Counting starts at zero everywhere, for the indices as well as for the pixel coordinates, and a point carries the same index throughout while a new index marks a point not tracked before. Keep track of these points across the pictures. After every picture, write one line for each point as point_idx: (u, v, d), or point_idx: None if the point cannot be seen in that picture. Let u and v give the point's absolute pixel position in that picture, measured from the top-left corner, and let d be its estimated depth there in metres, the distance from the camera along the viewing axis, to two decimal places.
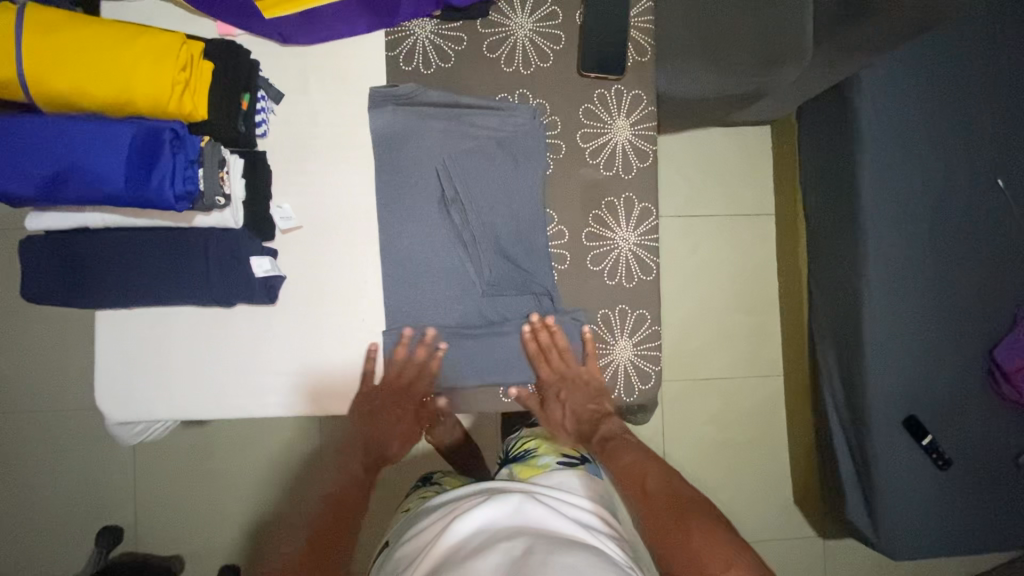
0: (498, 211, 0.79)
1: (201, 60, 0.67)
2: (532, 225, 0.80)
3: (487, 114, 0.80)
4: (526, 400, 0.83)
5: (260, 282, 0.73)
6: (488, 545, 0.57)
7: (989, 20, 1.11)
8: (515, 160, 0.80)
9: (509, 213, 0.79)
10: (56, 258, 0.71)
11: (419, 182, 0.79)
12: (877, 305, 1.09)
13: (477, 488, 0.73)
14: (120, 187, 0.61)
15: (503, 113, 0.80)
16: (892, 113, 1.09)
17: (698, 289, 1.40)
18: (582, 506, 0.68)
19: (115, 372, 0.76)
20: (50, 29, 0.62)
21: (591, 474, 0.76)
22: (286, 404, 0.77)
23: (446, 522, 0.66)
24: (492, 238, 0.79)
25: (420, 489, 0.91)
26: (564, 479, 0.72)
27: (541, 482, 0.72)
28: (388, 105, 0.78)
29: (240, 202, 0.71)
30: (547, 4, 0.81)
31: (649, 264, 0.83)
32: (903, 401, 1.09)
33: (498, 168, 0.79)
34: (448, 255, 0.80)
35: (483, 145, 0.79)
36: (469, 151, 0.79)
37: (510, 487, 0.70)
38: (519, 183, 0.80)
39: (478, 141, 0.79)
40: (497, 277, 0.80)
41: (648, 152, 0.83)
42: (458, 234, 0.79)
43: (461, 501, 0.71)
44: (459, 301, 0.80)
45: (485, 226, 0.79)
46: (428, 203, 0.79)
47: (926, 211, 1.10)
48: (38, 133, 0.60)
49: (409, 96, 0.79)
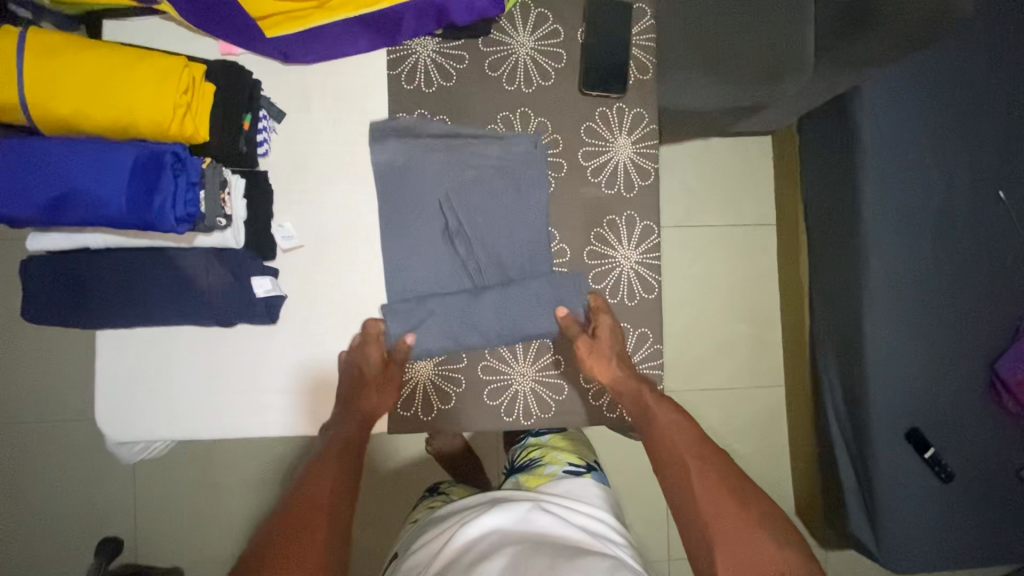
0: (503, 239, 0.79)
1: (204, 82, 0.67)
2: (535, 244, 0.80)
3: (488, 143, 0.80)
4: (568, 329, 0.79)
5: (261, 302, 0.73)
6: (493, 552, 0.58)
7: (989, 33, 1.11)
8: (517, 189, 0.80)
9: (514, 246, 0.80)
10: (54, 278, 0.70)
11: (421, 214, 0.79)
12: (880, 319, 1.08)
13: (483, 497, 0.74)
14: (123, 211, 0.61)
15: (503, 142, 0.80)
16: (894, 126, 1.09)
17: (700, 299, 1.40)
18: (586, 513, 0.69)
19: (115, 389, 0.76)
20: (51, 52, 0.62)
21: (596, 480, 0.81)
22: (288, 422, 0.77)
23: (451, 531, 0.66)
24: (497, 266, 0.79)
25: (427, 499, 0.91)
26: (571, 485, 0.77)
27: (548, 490, 0.76)
28: (390, 139, 0.78)
29: (241, 222, 0.71)
30: (549, 21, 0.81)
31: (651, 282, 0.83)
32: (906, 416, 1.09)
33: (501, 196, 0.80)
34: (457, 295, 0.78)
35: (485, 174, 0.80)
36: (471, 181, 0.79)
37: (517, 496, 0.70)
38: (521, 213, 0.80)
39: (480, 171, 0.80)
40: (503, 319, 0.79)
41: (650, 170, 0.82)
42: (463, 265, 0.79)
43: (466, 511, 0.71)
44: (469, 321, 0.78)
45: (491, 258, 0.79)
46: (432, 234, 0.79)
47: (929, 224, 1.10)
48: (39, 157, 0.60)
49: (409, 127, 0.79)
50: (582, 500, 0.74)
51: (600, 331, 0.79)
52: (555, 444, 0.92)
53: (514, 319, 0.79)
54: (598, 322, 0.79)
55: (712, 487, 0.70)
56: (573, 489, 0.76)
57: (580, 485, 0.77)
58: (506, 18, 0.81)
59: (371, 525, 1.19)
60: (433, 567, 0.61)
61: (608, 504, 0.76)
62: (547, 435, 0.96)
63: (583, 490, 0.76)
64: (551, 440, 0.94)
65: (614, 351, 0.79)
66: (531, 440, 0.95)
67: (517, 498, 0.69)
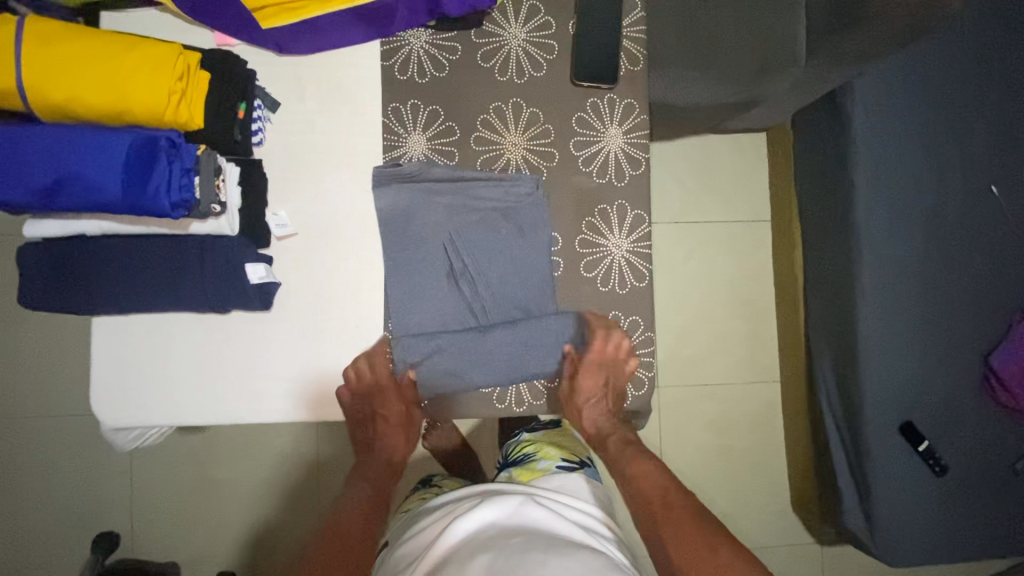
0: (508, 278, 0.81)
1: (198, 70, 0.68)
2: (531, 241, 0.81)
3: (489, 185, 0.81)
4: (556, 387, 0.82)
5: (255, 288, 0.74)
6: (484, 545, 0.57)
7: (979, 28, 1.12)
8: (521, 231, 0.81)
9: (519, 288, 0.81)
10: (51, 264, 0.71)
11: (426, 258, 0.80)
12: (873, 311, 1.09)
13: (477, 489, 0.74)
14: (118, 196, 0.62)
15: (505, 184, 0.81)
16: (885, 119, 1.10)
17: (695, 295, 1.41)
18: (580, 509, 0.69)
19: (112, 376, 0.77)
20: (49, 40, 0.63)
21: (588, 477, 0.81)
22: (282, 410, 0.77)
23: (444, 522, 0.67)
24: (501, 306, 0.81)
25: (420, 490, 0.91)
26: (563, 481, 0.77)
27: (540, 484, 0.76)
28: (392, 184, 0.79)
29: (236, 209, 0.72)
30: (541, 13, 0.83)
31: (642, 271, 0.83)
32: (899, 408, 1.09)
33: (504, 239, 0.80)
34: (463, 333, 0.80)
35: (489, 217, 0.81)
36: (474, 225, 0.80)
37: (510, 489, 0.70)
38: (525, 252, 0.81)
39: (483, 215, 0.80)
40: (512, 357, 0.80)
41: (641, 160, 0.83)
42: (469, 306, 0.81)
43: (459, 502, 0.71)
44: (477, 361, 0.80)
45: (496, 300, 0.81)
46: (430, 253, 0.80)
47: (921, 217, 1.11)
48: (37, 143, 0.61)
49: (411, 173, 0.80)
50: (573, 495, 0.74)
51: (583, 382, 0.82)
52: (549, 440, 0.92)
53: (523, 356, 0.80)
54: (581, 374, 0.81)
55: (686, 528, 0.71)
56: (565, 485, 0.76)
57: (572, 481, 0.77)
58: (498, 10, 0.82)
59: None
60: (423, 558, 0.61)
61: (600, 499, 0.77)
62: (541, 431, 0.96)
63: (576, 486, 0.77)
64: (544, 435, 0.94)
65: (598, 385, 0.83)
66: (525, 436, 0.96)
67: (510, 491, 0.69)
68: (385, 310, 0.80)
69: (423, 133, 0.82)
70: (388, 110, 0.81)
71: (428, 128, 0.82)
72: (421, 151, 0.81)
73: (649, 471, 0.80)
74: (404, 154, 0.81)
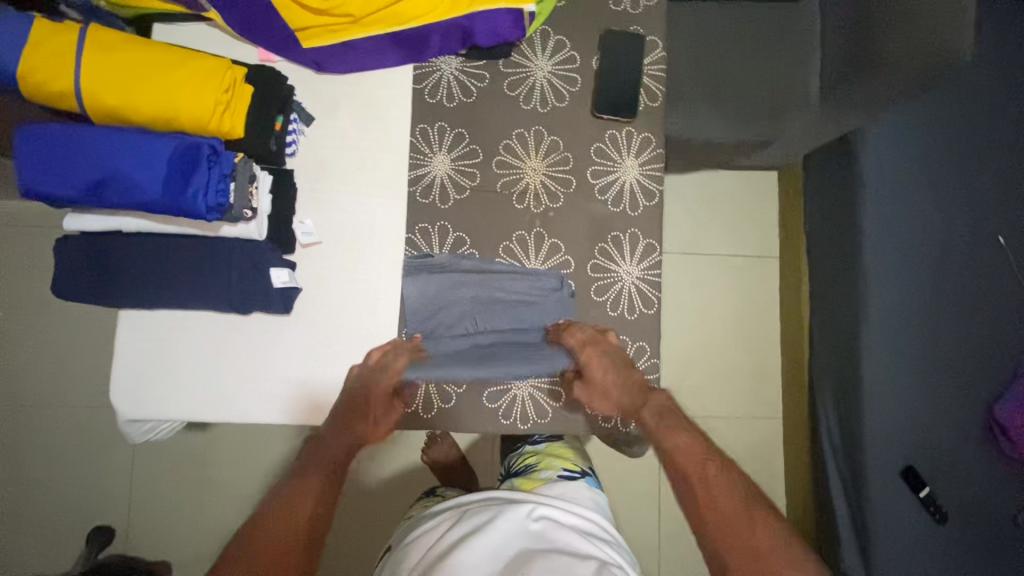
0: (514, 308, 0.84)
1: (243, 84, 0.72)
2: (544, 288, 0.84)
3: (513, 277, 0.84)
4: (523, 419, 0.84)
5: (278, 292, 0.76)
6: (488, 556, 0.59)
7: (989, 83, 1.16)
8: (528, 301, 0.84)
9: (508, 323, 0.84)
10: (84, 259, 0.74)
11: (446, 286, 0.82)
12: (877, 351, 1.10)
13: (474, 496, 0.76)
14: (158, 196, 0.65)
15: (528, 277, 0.84)
16: (893, 164, 1.13)
17: (700, 324, 1.43)
18: (585, 517, 0.70)
19: (127, 370, 0.78)
20: (107, 48, 0.67)
21: (590, 485, 0.81)
22: (288, 412, 0.79)
23: (448, 525, 0.68)
24: (507, 328, 0.84)
25: (425, 499, 0.92)
26: (564, 489, 0.77)
27: (541, 492, 0.76)
28: (421, 274, 0.82)
29: (265, 215, 0.75)
30: (566, 49, 0.87)
31: (651, 298, 0.85)
32: (898, 448, 1.10)
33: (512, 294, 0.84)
34: (472, 338, 0.83)
35: (506, 302, 0.84)
36: (488, 298, 0.83)
37: (515, 496, 0.71)
38: (535, 291, 0.84)
39: (502, 297, 0.83)
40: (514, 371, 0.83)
41: (655, 191, 0.86)
42: (479, 322, 0.83)
43: (462, 508, 0.73)
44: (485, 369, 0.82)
45: (502, 319, 0.83)
46: (453, 317, 0.83)
47: (926, 262, 1.13)
48: (87, 143, 0.65)
49: (443, 264, 0.83)
50: (575, 502, 0.74)
51: (591, 370, 0.79)
52: (553, 451, 0.91)
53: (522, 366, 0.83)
54: (588, 364, 0.79)
55: (727, 503, 0.64)
56: (567, 491, 0.76)
57: (573, 489, 0.77)
58: (526, 43, 0.87)
59: (359, 534, 1.17)
60: (427, 560, 0.63)
61: (601, 507, 0.77)
62: (544, 443, 0.95)
63: (576, 493, 0.77)
64: (547, 447, 0.93)
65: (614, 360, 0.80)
66: (528, 447, 0.95)
67: (515, 499, 0.70)
68: (401, 317, 0.83)
69: (447, 154, 0.85)
70: (415, 130, 0.85)
71: (453, 149, 0.85)
72: (445, 172, 0.84)
73: (686, 441, 0.72)
74: (428, 173, 0.85)
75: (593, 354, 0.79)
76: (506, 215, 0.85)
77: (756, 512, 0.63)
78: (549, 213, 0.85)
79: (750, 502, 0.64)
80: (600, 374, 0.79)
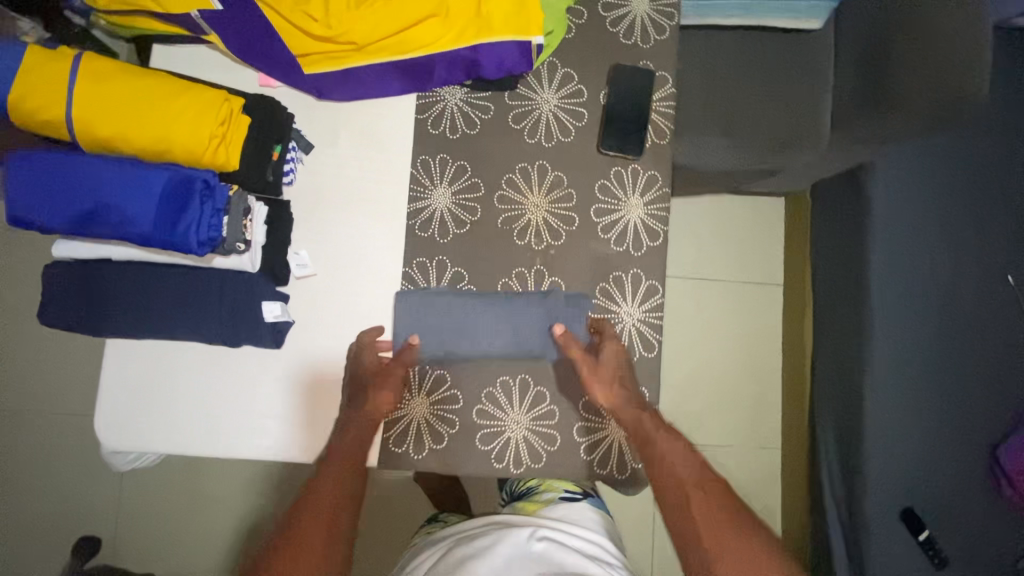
0: (506, 332, 0.80)
1: (241, 114, 0.70)
2: (538, 314, 0.81)
3: (510, 302, 0.81)
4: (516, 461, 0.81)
5: (269, 325, 0.74)
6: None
7: (1002, 121, 1.14)
8: (519, 326, 0.81)
9: (499, 347, 0.80)
10: (73, 287, 0.73)
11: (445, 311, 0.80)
12: (880, 392, 1.08)
13: (469, 525, 0.74)
14: (150, 231, 0.64)
15: (522, 303, 0.81)
16: (904, 200, 1.10)
17: (700, 353, 1.41)
18: (590, 540, 0.68)
19: (114, 399, 0.77)
20: (101, 77, 0.65)
21: (592, 506, 0.79)
22: (275, 447, 0.77)
23: (445, 553, 0.67)
24: (498, 353, 0.81)
25: (425, 526, 0.89)
26: (567, 510, 0.75)
27: (543, 514, 0.75)
28: (417, 308, 0.79)
29: (259, 246, 0.74)
30: (573, 82, 0.85)
31: (651, 341, 0.83)
32: (899, 493, 1.07)
33: (506, 317, 0.81)
34: (466, 356, 0.81)
35: (499, 326, 0.80)
36: (480, 320, 0.80)
37: (517, 520, 0.70)
38: (528, 316, 0.81)
39: (495, 319, 0.80)
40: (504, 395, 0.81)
41: (659, 232, 0.84)
42: (473, 342, 0.80)
43: (460, 535, 0.71)
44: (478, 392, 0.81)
45: (494, 342, 0.80)
46: (448, 338, 0.80)
47: (935, 302, 1.10)
48: (77, 175, 0.64)
49: (440, 298, 0.80)
50: (578, 524, 0.72)
51: (605, 356, 0.78)
52: None
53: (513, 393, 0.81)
54: (606, 349, 0.79)
55: (716, 517, 0.64)
56: (570, 512, 0.75)
57: (576, 510, 0.75)
58: (533, 75, 0.85)
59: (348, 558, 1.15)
60: None
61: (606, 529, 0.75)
62: None
63: (579, 514, 0.75)
64: None
65: (616, 366, 0.78)
66: None
67: (518, 522, 0.69)
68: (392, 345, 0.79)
69: (448, 187, 0.83)
70: (416, 161, 0.82)
71: (454, 182, 0.83)
72: (445, 206, 0.82)
73: (678, 452, 0.71)
74: (428, 207, 0.82)
75: (614, 342, 0.80)
76: (506, 250, 0.83)
77: (745, 528, 0.63)
78: (551, 250, 0.83)
79: (740, 516, 0.64)
80: (613, 362, 0.78)
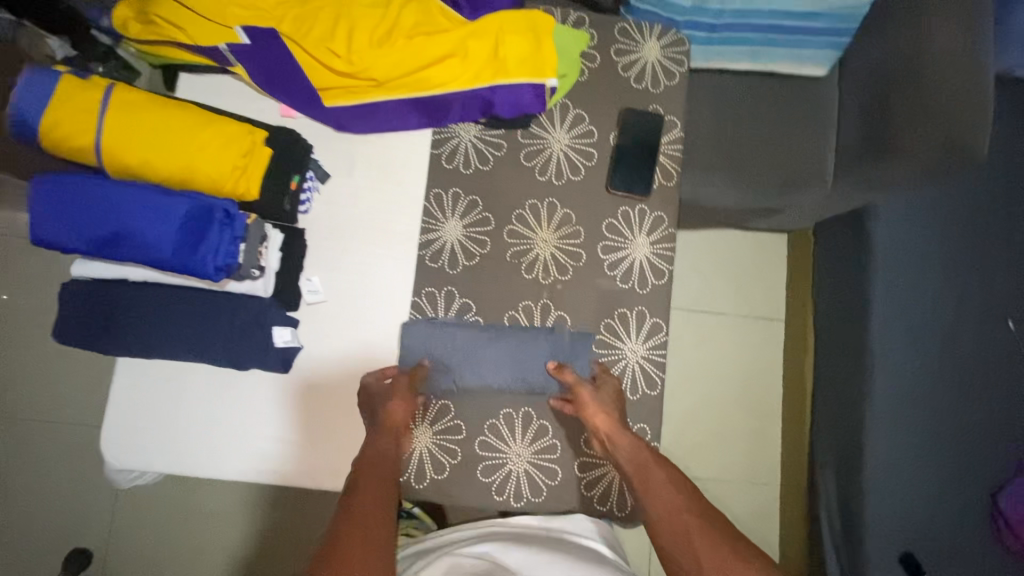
0: (509, 366, 0.81)
1: (263, 146, 0.72)
2: (541, 350, 0.82)
3: (515, 337, 0.82)
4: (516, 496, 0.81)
5: (278, 351, 0.76)
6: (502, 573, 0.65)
7: (1001, 167, 1.17)
8: (524, 361, 0.82)
9: (502, 380, 0.82)
10: (88, 306, 0.74)
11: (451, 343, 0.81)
12: (881, 434, 1.07)
13: (460, 533, 0.80)
14: (169, 255, 0.66)
15: (526, 338, 0.82)
16: (906, 242, 1.12)
17: (701, 387, 1.41)
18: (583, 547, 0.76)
19: (120, 418, 0.78)
20: (131, 107, 0.68)
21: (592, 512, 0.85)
22: (275, 471, 0.77)
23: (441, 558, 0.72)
24: (502, 387, 0.82)
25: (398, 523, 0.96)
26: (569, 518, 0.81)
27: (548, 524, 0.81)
28: (424, 338, 0.80)
29: (273, 272, 0.77)
30: (585, 122, 0.88)
31: (655, 379, 0.84)
32: (901, 537, 1.05)
33: (510, 351, 0.82)
34: (470, 389, 0.81)
35: (502, 360, 0.81)
36: (485, 353, 0.81)
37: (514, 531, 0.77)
38: (532, 351, 0.82)
39: (499, 353, 0.82)
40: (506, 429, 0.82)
41: (664, 271, 0.86)
42: (479, 375, 0.81)
43: (454, 544, 0.77)
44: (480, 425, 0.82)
45: (498, 375, 0.81)
46: (453, 370, 0.81)
47: (936, 345, 1.10)
48: (100, 199, 0.66)
49: (446, 331, 0.81)
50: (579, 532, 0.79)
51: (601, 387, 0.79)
52: None
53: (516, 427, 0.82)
54: (602, 379, 0.80)
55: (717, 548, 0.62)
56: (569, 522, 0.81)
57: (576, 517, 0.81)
58: (546, 114, 0.88)
59: None
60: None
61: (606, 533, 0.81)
62: None
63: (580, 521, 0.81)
64: None
65: (609, 398, 0.78)
66: None
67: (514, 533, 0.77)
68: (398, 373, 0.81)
69: (459, 220, 0.85)
70: (429, 195, 0.85)
71: (466, 216, 0.85)
72: (456, 239, 0.84)
73: (670, 482, 0.69)
74: (439, 239, 0.84)
75: (608, 376, 0.81)
76: (513, 283, 0.84)
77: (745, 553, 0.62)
78: (557, 285, 0.85)
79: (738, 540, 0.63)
80: (609, 391, 0.79)
